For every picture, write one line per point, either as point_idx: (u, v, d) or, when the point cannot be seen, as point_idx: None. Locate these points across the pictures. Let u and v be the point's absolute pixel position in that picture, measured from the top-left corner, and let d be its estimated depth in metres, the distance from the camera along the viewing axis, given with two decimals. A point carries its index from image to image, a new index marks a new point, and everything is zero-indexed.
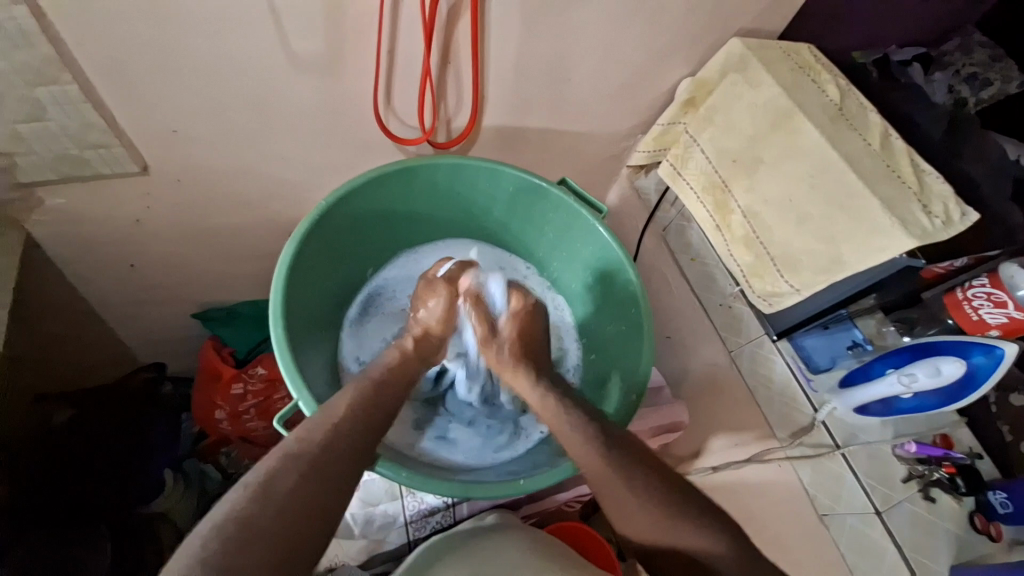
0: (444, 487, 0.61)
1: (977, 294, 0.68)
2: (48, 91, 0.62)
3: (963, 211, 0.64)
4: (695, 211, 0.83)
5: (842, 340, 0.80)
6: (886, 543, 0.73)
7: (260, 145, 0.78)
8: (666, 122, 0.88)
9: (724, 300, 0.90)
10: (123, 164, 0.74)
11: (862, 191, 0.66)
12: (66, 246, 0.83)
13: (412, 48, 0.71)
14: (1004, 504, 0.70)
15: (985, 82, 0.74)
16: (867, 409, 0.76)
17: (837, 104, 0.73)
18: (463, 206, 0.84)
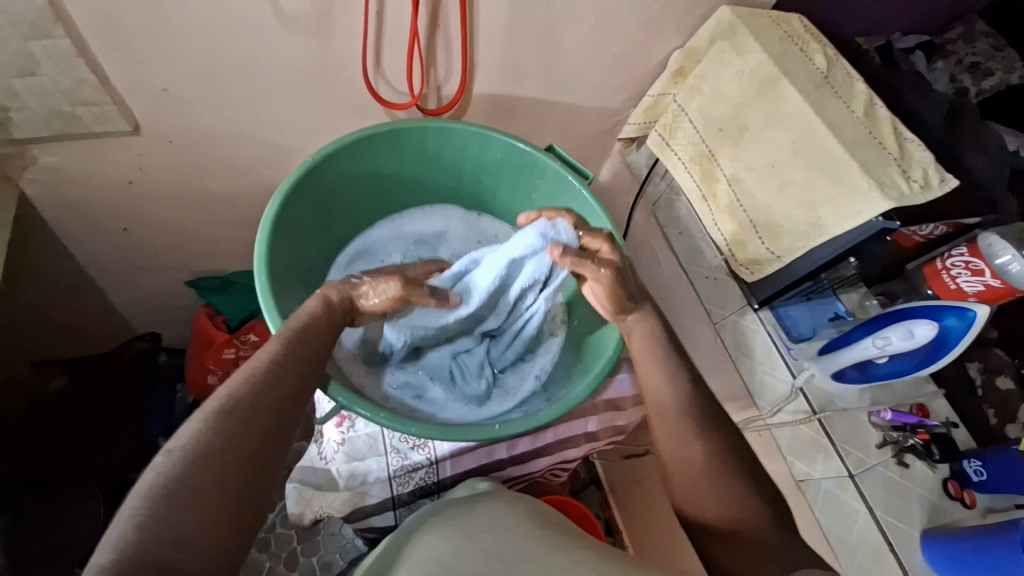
0: (424, 428, 0.63)
1: (956, 263, 0.70)
2: (40, 45, 0.63)
3: (942, 177, 0.65)
4: (681, 180, 0.84)
5: (825, 311, 0.82)
6: (859, 506, 0.73)
7: (251, 108, 0.79)
8: (656, 94, 0.89)
9: (709, 272, 0.90)
10: (116, 123, 0.75)
11: (842, 156, 0.66)
12: (59, 206, 0.84)
13: (402, 12, 0.72)
14: (978, 471, 0.71)
15: (986, 72, 0.75)
16: (845, 376, 0.77)
17: (823, 73, 0.74)
18: (452, 171, 0.85)
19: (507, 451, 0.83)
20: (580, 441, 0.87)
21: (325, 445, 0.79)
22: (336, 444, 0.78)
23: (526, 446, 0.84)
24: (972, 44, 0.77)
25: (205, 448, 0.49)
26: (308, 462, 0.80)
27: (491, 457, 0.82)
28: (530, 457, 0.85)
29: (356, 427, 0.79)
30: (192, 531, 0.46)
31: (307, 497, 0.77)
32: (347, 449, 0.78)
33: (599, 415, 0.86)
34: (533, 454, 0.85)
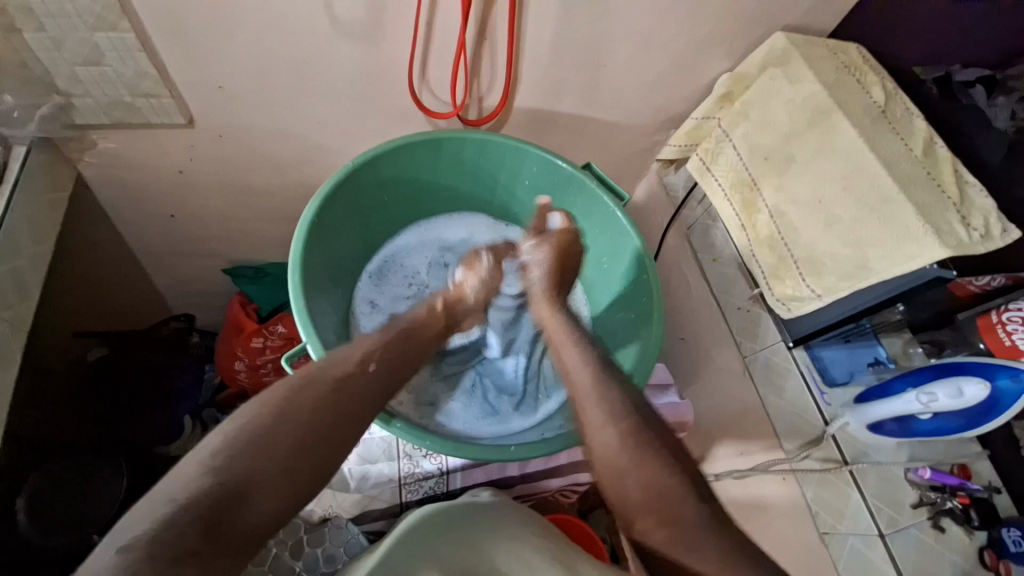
0: (437, 443, 0.63)
1: (1013, 317, 0.64)
2: (107, 37, 0.66)
3: (1005, 227, 0.61)
4: (722, 209, 0.82)
5: (864, 356, 0.79)
6: (887, 568, 0.70)
7: (297, 107, 0.80)
8: (700, 116, 0.88)
9: (743, 304, 0.88)
10: (170, 115, 0.78)
11: (897, 197, 0.63)
12: (112, 188, 0.88)
13: (451, 21, 0.72)
14: (1017, 542, 0.65)
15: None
16: (882, 428, 0.73)
17: (881, 107, 0.71)
18: (488, 181, 0.85)
19: (519, 469, 0.82)
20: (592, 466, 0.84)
21: None
22: None
23: (538, 464, 0.83)
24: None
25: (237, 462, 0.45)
26: None
27: (503, 473, 0.81)
28: (541, 475, 0.84)
29: (371, 430, 0.79)
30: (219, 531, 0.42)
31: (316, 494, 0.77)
32: (360, 450, 0.78)
33: None
34: (544, 474, 0.84)
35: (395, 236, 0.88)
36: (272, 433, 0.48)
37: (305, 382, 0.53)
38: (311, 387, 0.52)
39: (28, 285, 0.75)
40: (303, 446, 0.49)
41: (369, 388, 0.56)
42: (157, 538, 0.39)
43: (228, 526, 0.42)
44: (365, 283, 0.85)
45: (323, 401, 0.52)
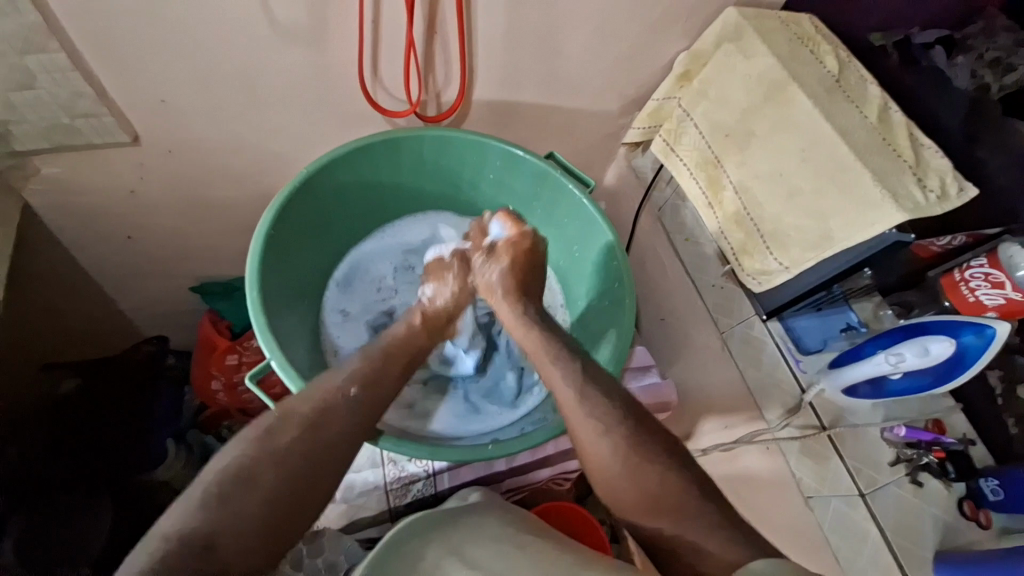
0: (414, 449, 0.62)
1: (975, 274, 0.66)
2: (36, 59, 0.63)
3: (961, 186, 0.62)
4: (687, 188, 0.82)
5: (837, 322, 0.80)
6: (869, 526, 0.72)
7: (249, 117, 0.78)
8: (661, 97, 0.86)
9: (716, 280, 0.88)
10: (114, 134, 0.75)
11: (855, 165, 0.64)
12: (62, 215, 0.84)
13: (398, 18, 0.70)
14: (994, 491, 0.68)
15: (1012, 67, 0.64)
16: (857, 391, 0.75)
17: (835, 76, 0.71)
18: (452, 179, 0.83)
19: (506, 463, 0.82)
20: None
21: None
22: None
23: (525, 457, 0.83)
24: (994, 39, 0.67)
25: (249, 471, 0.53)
26: None
27: (490, 469, 0.82)
28: (530, 467, 0.84)
29: None
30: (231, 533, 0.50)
31: None
32: None
33: None
34: (533, 465, 0.84)
35: (359, 244, 0.86)
36: (235, 490, 0.52)
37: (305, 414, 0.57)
38: (288, 427, 0.56)
39: None
40: (287, 482, 0.53)
41: (344, 417, 0.59)
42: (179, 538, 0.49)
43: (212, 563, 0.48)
44: (333, 296, 0.83)
45: (302, 437, 0.56)
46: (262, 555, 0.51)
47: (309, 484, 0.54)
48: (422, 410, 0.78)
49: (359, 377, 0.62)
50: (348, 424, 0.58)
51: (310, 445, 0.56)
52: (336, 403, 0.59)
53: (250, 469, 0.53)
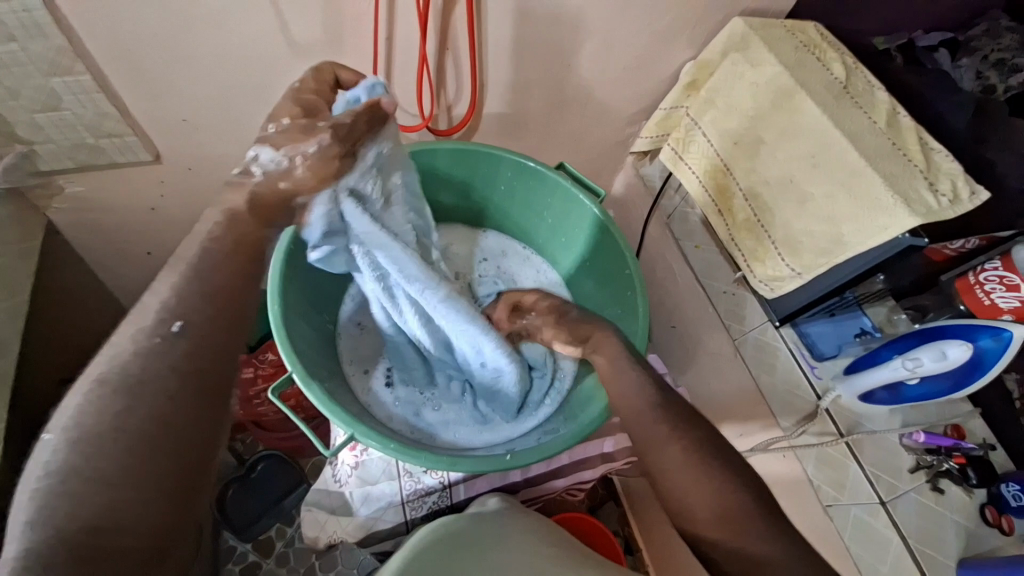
0: (432, 458, 0.62)
1: (990, 277, 0.65)
2: (62, 81, 0.65)
3: (973, 189, 0.62)
4: (697, 196, 0.82)
5: (851, 327, 0.78)
6: (892, 535, 0.70)
7: (265, 133, 0.80)
8: (669, 106, 0.88)
9: (728, 287, 0.88)
10: (136, 153, 0.77)
11: (866, 170, 0.64)
12: (83, 231, 0.86)
13: (410, 35, 0.72)
14: (1017, 496, 0.67)
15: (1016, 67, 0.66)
16: (873, 397, 0.74)
17: (843, 83, 0.72)
18: (464, 190, 0.85)
19: (521, 474, 0.81)
20: (596, 462, 0.84)
21: (340, 469, 0.79)
22: (350, 467, 0.78)
23: (540, 468, 0.82)
24: (999, 39, 0.68)
25: (96, 430, 0.39)
26: (323, 484, 0.80)
27: (506, 479, 0.81)
28: (545, 478, 0.83)
29: (370, 451, 0.77)
30: (106, 506, 0.37)
31: (322, 521, 0.78)
32: (360, 473, 0.77)
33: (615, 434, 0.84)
34: (548, 475, 0.84)
35: None
36: (86, 465, 0.37)
37: (147, 346, 0.43)
38: (106, 392, 0.40)
39: (8, 341, 0.74)
40: (139, 451, 0.39)
41: (180, 358, 0.43)
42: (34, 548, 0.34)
43: (90, 556, 0.35)
44: (350, 311, 0.84)
45: (129, 397, 0.40)
46: (149, 540, 0.38)
47: (177, 442, 0.41)
48: (437, 417, 0.79)
49: (181, 306, 0.45)
50: (173, 366, 0.43)
51: (151, 383, 0.41)
52: (154, 348, 0.43)
53: (106, 424, 0.39)
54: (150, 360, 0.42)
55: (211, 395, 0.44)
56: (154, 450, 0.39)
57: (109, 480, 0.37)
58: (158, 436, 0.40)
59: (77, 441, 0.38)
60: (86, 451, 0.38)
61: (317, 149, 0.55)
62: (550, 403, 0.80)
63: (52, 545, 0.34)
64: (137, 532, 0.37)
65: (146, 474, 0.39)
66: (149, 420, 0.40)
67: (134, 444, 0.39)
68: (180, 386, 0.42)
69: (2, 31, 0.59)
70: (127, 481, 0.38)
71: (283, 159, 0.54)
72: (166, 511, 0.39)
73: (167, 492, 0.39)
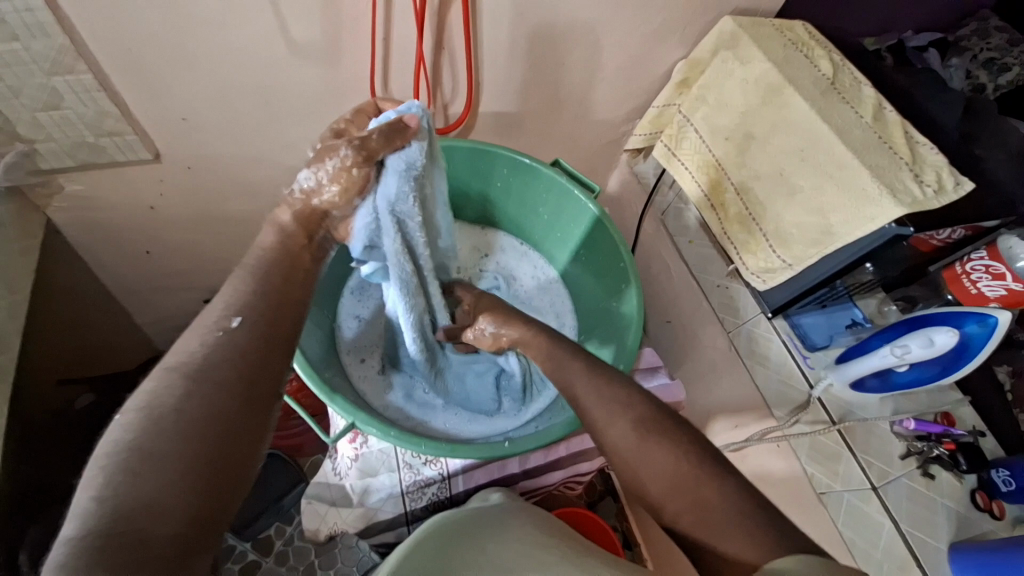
0: (432, 447, 0.63)
1: (976, 267, 0.67)
2: (64, 80, 0.66)
3: (957, 180, 0.64)
4: (690, 191, 0.84)
5: (842, 318, 0.81)
6: (883, 519, 0.72)
7: (264, 132, 0.81)
8: (661, 105, 0.91)
9: (721, 280, 0.90)
10: (137, 152, 0.77)
11: (853, 163, 0.66)
12: (83, 230, 0.87)
13: (407, 35, 0.73)
14: (1007, 481, 0.69)
15: (1003, 67, 0.74)
16: (864, 385, 0.75)
17: (830, 79, 0.73)
18: (460, 187, 0.86)
19: (520, 465, 0.82)
20: (593, 455, 0.85)
21: (340, 461, 0.80)
22: (350, 460, 0.79)
23: (538, 459, 0.83)
24: (986, 40, 0.76)
25: (161, 410, 0.38)
26: (323, 477, 0.81)
27: (504, 471, 0.82)
28: (543, 470, 0.84)
29: (369, 443, 0.78)
30: (156, 489, 0.34)
31: (322, 513, 0.78)
32: (360, 465, 0.78)
33: None
34: (546, 468, 0.84)
35: None
36: (147, 443, 0.36)
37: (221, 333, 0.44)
38: (175, 376, 0.40)
39: (8, 338, 0.75)
40: (197, 436, 0.37)
41: (240, 349, 0.44)
42: (89, 523, 0.32)
43: (135, 542, 0.32)
44: (348, 302, 0.86)
45: (198, 382, 0.40)
46: (188, 529, 0.34)
47: (233, 428, 0.39)
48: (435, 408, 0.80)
49: (241, 303, 0.46)
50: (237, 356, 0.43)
51: (219, 370, 0.41)
52: (218, 339, 0.43)
53: (173, 405, 0.38)
54: (219, 349, 0.43)
55: (267, 388, 0.43)
56: (214, 430, 0.38)
57: (168, 457, 0.35)
58: (221, 418, 0.39)
59: (142, 419, 0.37)
60: (152, 428, 0.37)
61: (338, 166, 0.57)
62: (542, 399, 0.82)
63: (103, 525, 0.32)
64: (183, 518, 0.34)
65: (203, 457, 0.37)
66: (215, 401, 0.39)
67: (197, 424, 0.38)
68: (245, 373, 0.42)
69: (5, 30, 0.60)
70: (187, 460, 0.36)
71: (312, 178, 0.58)
72: (214, 497, 0.36)
73: (223, 479, 0.37)
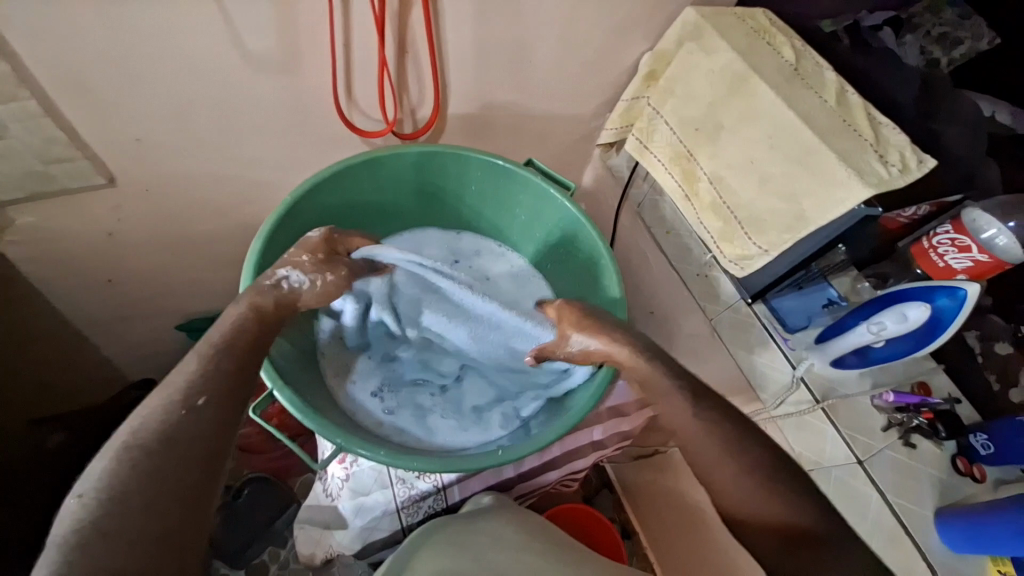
0: (426, 463, 0.61)
1: (942, 241, 0.69)
2: (5, 107, 0.62)
3: (920, 158, 0.66)
4: (664, 183, 0.85)
5: (818, 299, 0.82)
6: (870, 490, 0.73)
7: (226, 148, 0.78)
8: (629, 98, 0.89)
9: (700, 269, 0.91)
10: (89, 177, 0.74)
11: (820, 147, 0.67)
12: (39, 262, 0.82)
13: (368, 40, 0.71)
14: (985, 445, 0.71)
15: (956, 40, 0.75)
16: (844, 363, 0.78)
17: (793, 66, 0.74)
18: (435, 193, 0.85)
19: (515, 469, 0.82)
20: (587, 452, 0.85)
21: (330, 482, 0.77)
22: (341, 480, 0.76)
23: (533, 461, 0.83)
24: (938, 15, 0.77)
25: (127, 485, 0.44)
26: (314, 501, 0.78)
27: (500, 476, 0.82)
28: (539, 471, 0.84)
29: (359, 461, 0.75)
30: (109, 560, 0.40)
31: (317, 537, 0.77)
32: (352, 485, 0.75)
33: (604, 422, 0.85)
34: (541, 469, 0.84)
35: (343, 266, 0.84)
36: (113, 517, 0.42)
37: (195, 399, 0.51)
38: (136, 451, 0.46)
39: None
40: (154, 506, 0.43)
41: (207, 420, 0.50)
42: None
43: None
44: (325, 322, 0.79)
45: (157, 456, 0.46)
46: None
47: (184, 495, 0.45)
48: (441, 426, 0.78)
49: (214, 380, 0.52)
50: (206, 431, 0.49)
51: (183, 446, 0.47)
52: (186, 410, 0.49)
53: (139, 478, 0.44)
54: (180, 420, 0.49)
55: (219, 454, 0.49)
56: (168, 502, 0.44)
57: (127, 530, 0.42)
58: (171, 489, 0.45)
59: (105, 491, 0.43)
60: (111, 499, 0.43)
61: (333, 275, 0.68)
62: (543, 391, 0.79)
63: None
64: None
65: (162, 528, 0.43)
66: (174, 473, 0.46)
67: (162, 499, 0.44)
68: (202, 441, 0.48)
69: None
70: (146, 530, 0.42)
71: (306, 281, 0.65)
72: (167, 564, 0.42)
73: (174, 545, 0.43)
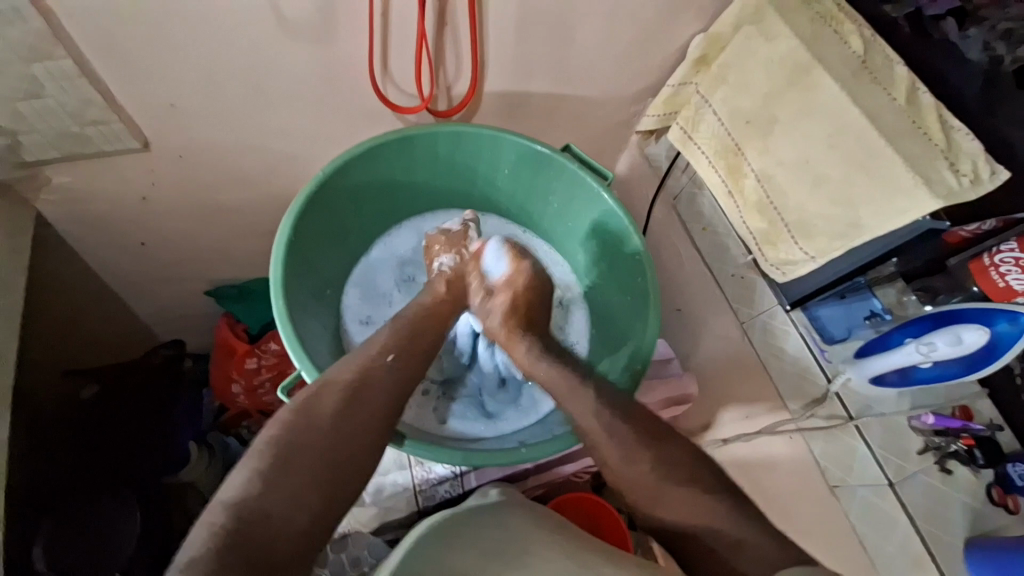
0: (447, 457, 0.63)
1: (1006, 259, 0.63)
2: (42, 67, 0.62)
3: (993, 168, 0.60)
4: (708, 177, 0.80)
5: (860, 310, 0.77)
6: (899, 514, 0.72)
7: (258, 118, 0.76)
8: (676, 83, 0.84)
9: (737, 270, 0.88)
10: (123, 141, 0.73)
11: (886, 151, 0.62)
12: (75, 222, 0.83)
13: (407, 10, 0.68)
14: (1023, 476, 0.67)
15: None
16: (884, 379, 0.74)
17: (861, 58, 0.68)
18: (467, 175, 0.83)
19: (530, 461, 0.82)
20: None
21: None
22: None
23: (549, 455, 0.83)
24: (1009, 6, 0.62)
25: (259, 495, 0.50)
26: None
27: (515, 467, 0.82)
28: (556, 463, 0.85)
29: None
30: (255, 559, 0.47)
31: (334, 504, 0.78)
32: None
33: None
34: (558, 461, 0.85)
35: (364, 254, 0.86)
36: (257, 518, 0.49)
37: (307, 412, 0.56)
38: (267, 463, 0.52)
39: None
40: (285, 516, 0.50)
41: (324, 437, 0.55)
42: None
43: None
44: (353, 302, 0.84)
45: (285, 469, 0.52)
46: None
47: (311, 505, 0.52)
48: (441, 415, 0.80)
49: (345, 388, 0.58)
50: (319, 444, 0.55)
51: (303, 461, 0.53)
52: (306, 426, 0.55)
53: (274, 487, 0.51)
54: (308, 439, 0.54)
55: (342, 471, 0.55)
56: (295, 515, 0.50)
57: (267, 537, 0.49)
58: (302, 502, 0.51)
59: (243, 496, 0.50)
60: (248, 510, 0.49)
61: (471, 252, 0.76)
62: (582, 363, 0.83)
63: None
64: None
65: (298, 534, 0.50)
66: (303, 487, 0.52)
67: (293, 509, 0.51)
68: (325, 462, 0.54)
69: None
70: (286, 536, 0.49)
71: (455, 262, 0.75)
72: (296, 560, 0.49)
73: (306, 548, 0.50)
